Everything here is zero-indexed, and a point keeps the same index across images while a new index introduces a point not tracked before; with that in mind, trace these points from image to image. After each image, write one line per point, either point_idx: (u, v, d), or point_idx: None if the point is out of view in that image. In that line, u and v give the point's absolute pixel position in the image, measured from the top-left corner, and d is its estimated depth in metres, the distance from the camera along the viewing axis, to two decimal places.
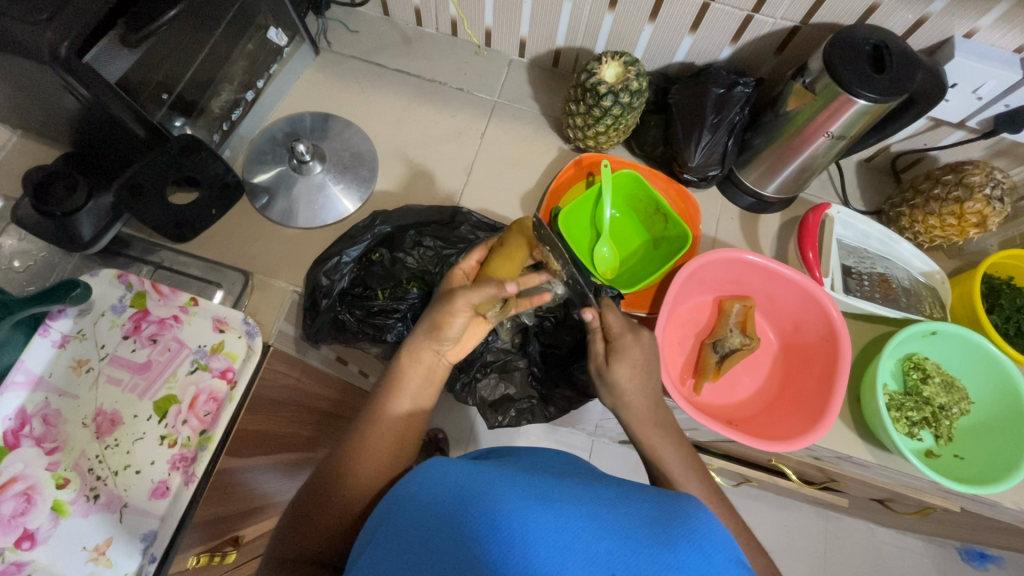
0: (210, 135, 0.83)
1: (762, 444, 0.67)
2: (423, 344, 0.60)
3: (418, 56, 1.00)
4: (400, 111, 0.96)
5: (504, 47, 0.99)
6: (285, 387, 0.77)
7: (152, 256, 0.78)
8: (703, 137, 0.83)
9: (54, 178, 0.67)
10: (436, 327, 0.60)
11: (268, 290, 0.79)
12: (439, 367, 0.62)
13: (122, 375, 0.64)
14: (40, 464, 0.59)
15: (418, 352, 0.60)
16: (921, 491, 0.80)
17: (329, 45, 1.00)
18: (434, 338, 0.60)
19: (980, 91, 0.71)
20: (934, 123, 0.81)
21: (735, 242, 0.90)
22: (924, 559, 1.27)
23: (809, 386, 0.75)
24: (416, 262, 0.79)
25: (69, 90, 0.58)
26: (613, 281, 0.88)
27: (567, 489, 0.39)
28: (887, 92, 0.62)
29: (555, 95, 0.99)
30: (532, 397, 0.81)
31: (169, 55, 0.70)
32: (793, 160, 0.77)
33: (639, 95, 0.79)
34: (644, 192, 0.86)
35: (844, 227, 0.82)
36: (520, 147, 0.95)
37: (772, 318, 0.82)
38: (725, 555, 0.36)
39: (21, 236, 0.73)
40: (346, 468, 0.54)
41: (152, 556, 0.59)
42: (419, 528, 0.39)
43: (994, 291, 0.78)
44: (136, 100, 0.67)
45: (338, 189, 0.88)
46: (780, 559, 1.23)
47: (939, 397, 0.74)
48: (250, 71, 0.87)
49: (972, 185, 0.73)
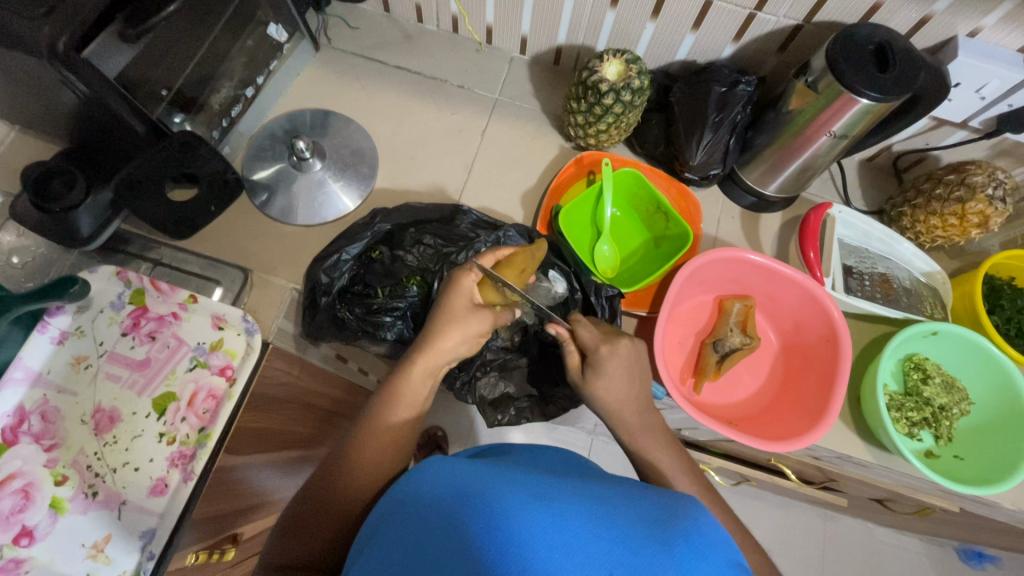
0: (209, 131, 0.83)
1: (762, 444, 0.66)
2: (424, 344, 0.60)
3: (419, 53, 1.00)
4: (400, 108, 0.96)
5: (505, 44, 0.99)
6: (285, 384, 0.77)
7: (151, 253, 0.78)
8: (705, 136, 0.82)
9: (52, 174, 0.67)
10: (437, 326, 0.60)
11: (268, 288, 0.78)
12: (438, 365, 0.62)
13: (121, 371, 0.64)
14: (39, 461, 0.59)
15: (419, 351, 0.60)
16: (920, 491, 0.80)
17: (329, 41, 0.99)
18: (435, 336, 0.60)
19: (983, 91, 0.70)
20: (937, 123, 0.81)
21: (736, 241, 0.90)
22: (922, 558, 1.27)
23: (809, 386, 0.75)
24: (416, 260, 0.79)
25: (69, 86, 0.58)
26: (614, 280, 0.88)
27: (566, 488, 0.39)
28: (890, 91, 0.62)
29: (556, 92, 0.99)
30: (532, 396, 0.80)
31: (168, 51, 0.69)
32: (795, 160, 0.77)
33: (640, 93, 0.78)
34: (644, 190, 0.85)
35: (846, 227, 0.81)
36: (520, 145, 0.95)
37: (772, 317, 0.82)
38: (724, 556, 0.35)
39: (19, 232, 0.72)
40: (344, 466, 0.55)
41: (151, 553, 0.59)
42: (417, 527, 0.39)
43: (996, 292, 0.78)
44: (135, 96, 0.66)
45: (338, 186, 0.87)
46: (779, 557, 1.23)
47: (940, 397, 0.73)
48: (249, 67, 0.87)
49: (974, 185, 0.73)
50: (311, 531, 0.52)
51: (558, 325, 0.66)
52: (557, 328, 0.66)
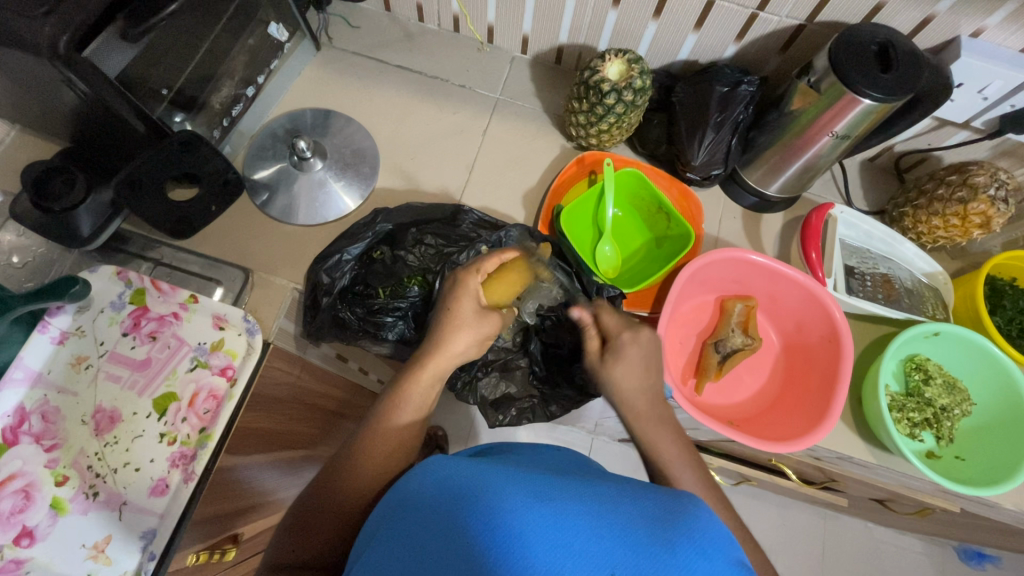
0: (210, 130, 0.82)
1: (764, 445, 0.66)
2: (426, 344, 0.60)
3: (420, 52, 0.99)
4: (401, 107, 0.96)
5: (506, 43, 0.99)
6: (285, 384, 0.76)
7: (151, 252, 0.78)
8: (706, 136, 0.82)
9: (54, 174, 0.68)
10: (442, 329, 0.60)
11: (269, 288, 0.78)
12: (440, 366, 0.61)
13: (122, 371, 0.64)
14: (39, 461, 0.59)
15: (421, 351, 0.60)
16: (922, 492, 0.80)
17: (330, 40, 0.99)
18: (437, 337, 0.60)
19: (985, 92, 0.70)
20: (939, 123, 0.81)
21: (737, 241, 0.90)
22: (922, 558, 1.27)
23: (811, 387, 0.75)
24: (416, 260, 0.79)
25: (69, 85, 0.58)
26: (615, 280, 0.88)
27: (568, 487, 0.38)
28: (893, 91, 0.62)
29: (557, 92, 0.98)
30: (533, 396, 0.81)
31: (169, 50, 0.69)
32: (797, 160, 0.77)
33: (642, 92, 0.78)
34: (646, 190, 0.85)
35: (847, 228, 0.81)
36: (521, 144, 0.95)
37: (774, 318, 0.82)
38: (726, 556, 0.35)
39: (20, 231, 0.72)
40: (349, 466, 0.54)
41: (152, 554, 0.59)
42: (418, 528, 0.39)
43: (997, 292, 0.77)
44: (135, 95, 0.66)
45: (339, 185, 0.87)
46: (779, 557, 1.23)
47: (941, 398, 0.73)
48: (250, 66, 0.86)
49: (976, 186, 0.73)
50: (317, 531, 0.53)
51: (582, 308, 0.67)
52: (581, 311, 0.67)
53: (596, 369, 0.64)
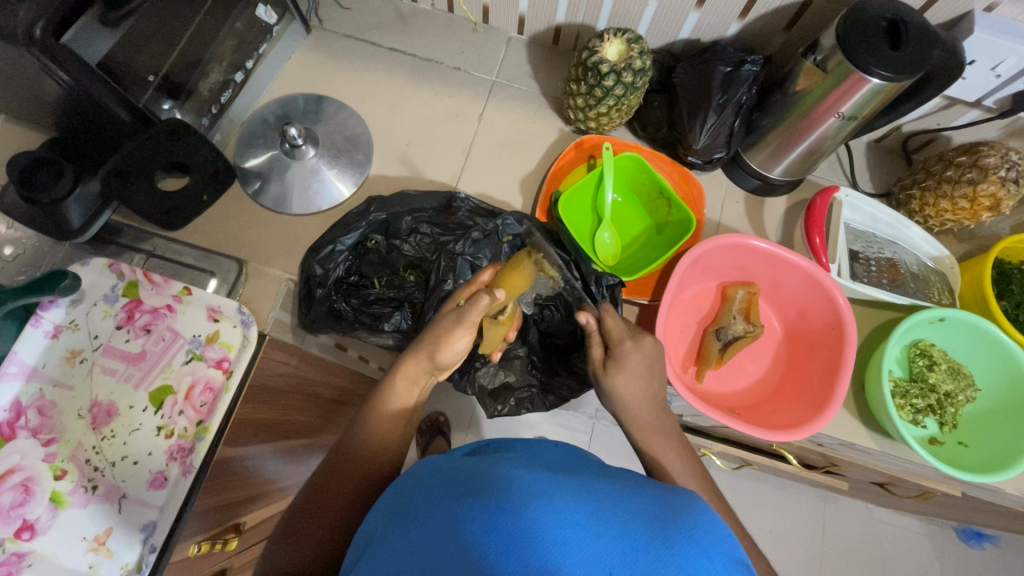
0: (199, 118, 0.81)
1: (766, 434, 0.65)
2: (416, 362, 0.60)
3: (413, 34, 0.97)
4: (395, 91, 0.94)
5: (503, 24, 0.96)
6: (285, 375, 0.75)
7: (143, 243, 0.77)
8: (709, 119, 0.80)
9: (40, 165, 0.65)
10: (434, 353, 0.60)
11: (263, 279, 0.77)
12: (431, 384, 0.62)
13: (116, 365, 0.64)
14: (37, 456, 0.58)
15: (411, 372, 0.60)
16: (925, 477, 0.79)
17: (321, 23, 0.96)
18: (429, 360, 0.60)
19: (998, 69, 0.68)
20: (949, 102, 0.78)
21: (740, 226, 0.89)
22: (920, 538, 1.28)
23: (814, 373, 0.74)
24: (412, 250, 0.78)
25: (49, 74, 0.56)
26: (614, 268, 0.86)
27: (565, 482, 0.37)
28: (902, 70, 0.59)
29: (555, 74, 0.96)
30: (532, 386, 0.80)
31: (152, 35, 0.67)
32: (801, 142, 0.75)
33: (642, 74, 0.76)
34: (646, 175, 0.83)
35: (852, 211, 0.80)
36: (519, 128, 0.93)
37: (776, 304, 0.81)
38: (728, 557, 0.34)
39: (9, 223, 0.69)
40: (351, 447, 0.56)
41: (152, 547, 0.59)
42: (415, 531, 0.38)
43: (1005, 276, 0.76)
44: (120, 83, 0.64)
45: (332, 173, 0.86)
46: (778, 539, 1.24)
47: (946, 384, 0.72)
48: (238, 50, 0.84)
49: (986, 167, 0.70)
50: (322, 521, 0.51)
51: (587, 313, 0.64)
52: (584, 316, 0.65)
53: (595, 377, 0.63)
